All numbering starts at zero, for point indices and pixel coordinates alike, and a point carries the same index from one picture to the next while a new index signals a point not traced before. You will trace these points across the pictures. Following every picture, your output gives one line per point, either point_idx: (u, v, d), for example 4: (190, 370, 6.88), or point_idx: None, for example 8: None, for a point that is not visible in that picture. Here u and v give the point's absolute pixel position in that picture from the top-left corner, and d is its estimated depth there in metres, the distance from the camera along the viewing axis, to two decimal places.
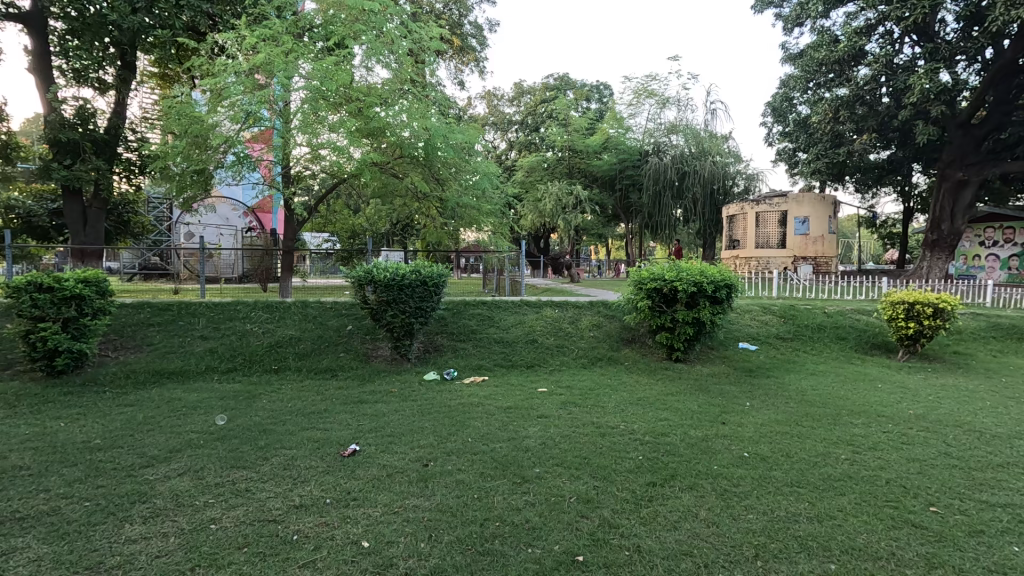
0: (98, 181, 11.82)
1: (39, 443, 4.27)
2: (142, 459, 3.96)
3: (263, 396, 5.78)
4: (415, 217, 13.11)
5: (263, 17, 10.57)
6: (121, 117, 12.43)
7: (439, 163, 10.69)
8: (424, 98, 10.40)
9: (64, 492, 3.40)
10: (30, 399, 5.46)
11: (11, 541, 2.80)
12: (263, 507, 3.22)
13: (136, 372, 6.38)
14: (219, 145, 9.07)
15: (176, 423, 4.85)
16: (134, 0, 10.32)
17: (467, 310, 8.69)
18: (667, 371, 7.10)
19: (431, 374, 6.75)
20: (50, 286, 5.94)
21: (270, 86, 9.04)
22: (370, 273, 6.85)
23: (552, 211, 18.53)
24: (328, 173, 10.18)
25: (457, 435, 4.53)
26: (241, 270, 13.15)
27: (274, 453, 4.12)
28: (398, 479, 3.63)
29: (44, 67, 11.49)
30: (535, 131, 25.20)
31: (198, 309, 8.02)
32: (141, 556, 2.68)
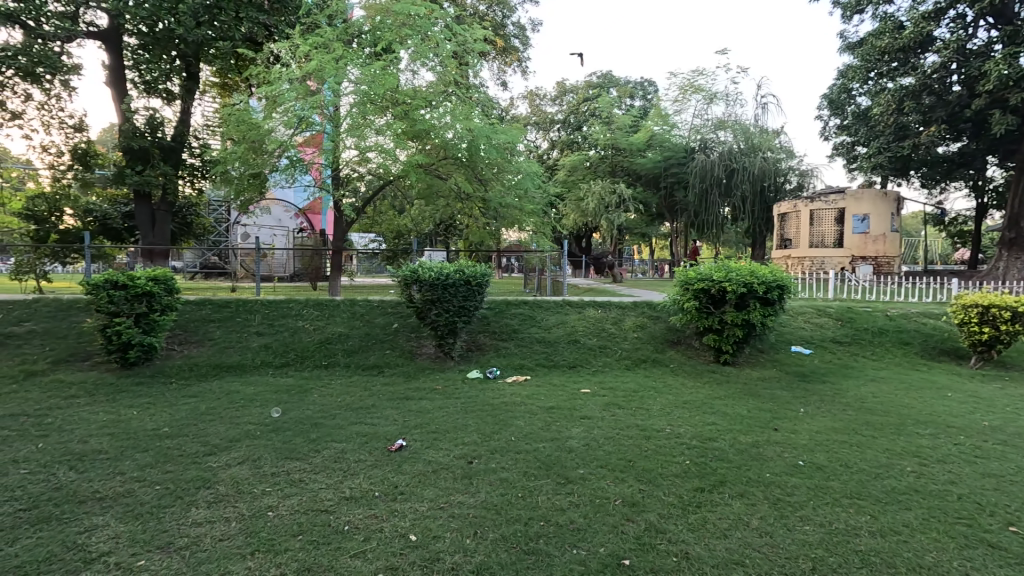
0: (165, 186, 12.66)
1: (114, 429, 4.61)
2: (205, 448, 4.20)
3: (315, 391, 6.01)
4: (458, 218, 13.30)
5: (314, 26, 10.98)
6: (186, 125, 13.24)
7: (482, 163, 10.81)
8: (467, 100, 10.53)
9: (137, 476, 3.65)
10: (107, 388, 5.89)
11: (93, 519, 3.04)
12: (316, 498, 3.35)
13: (198, 365, 6.76)
14: (274, 149, 9.50)
15: (236, 414, 5.12)
16: (198, 15, 10.99)
17: (510, 309, 8.74)
18: (714, 374, 6.90)
19: (474, 372, 6.83)
20: (124, 283, 6.39)
21: (321, 92, 9.38)
22: (415, 272, 7.01)
23: (595, 211, 18.34)
24: (375, 175, 10.49)
25: (500, 434, 4.57)
26: (292, 270, 13.73)
27: (325, 446, 4.28)
28: (443, 476, 3.70)
29: (118, 80, 12.37)
30: (578, 130, 24.99)
31: (254, 307, 8.43)
32: (206, 538, 2.84)
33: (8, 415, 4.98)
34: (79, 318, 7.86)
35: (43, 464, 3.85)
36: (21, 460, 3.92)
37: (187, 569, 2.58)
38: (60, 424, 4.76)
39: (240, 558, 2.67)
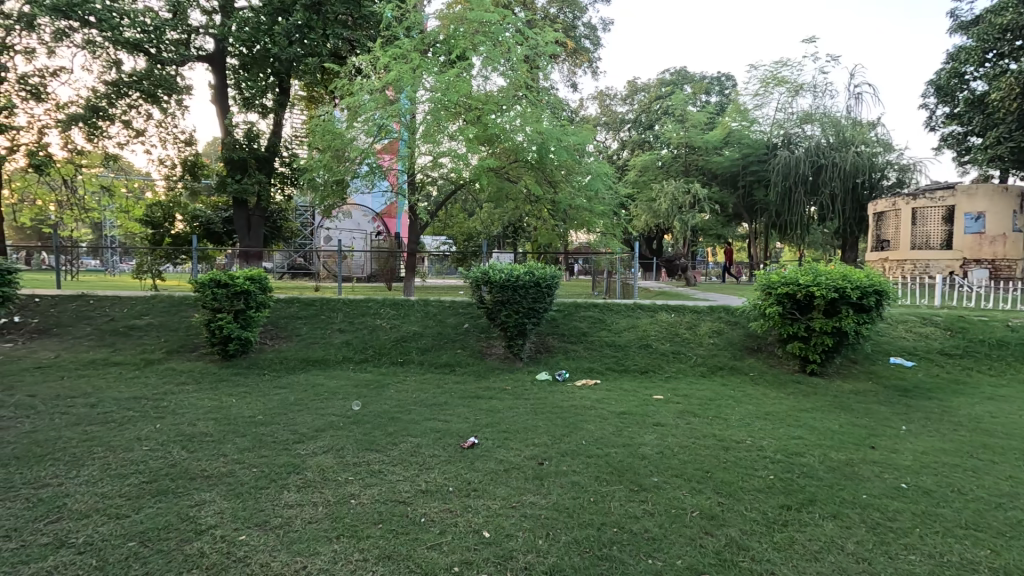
0: (260, 194, 13.79)
1: (218, 415, 5.08)
2: (295, 436, 4.51)
3: (391, 387, 6.28)
4: (527, 220, 13.41)
5: (391, 37, 11.52)
6: (278, 137, 14.33)
7: (552, 165, 10.84)
8: (537, 103, 10.59)
9: (237, 458, 4.00)
10: (210, 377, 6.50)
11: (202, 495, 3.37)
12: (394, 489, 3.49)
13: (288, 359, 7.28)
14: (356, 157, 10.05)
15: (321, 405, 5.47)
16: (291, 35, 11.89)
17: (579, 311, 8.65)
18: (800, 385, 6.45)
19: (544, 374, 6.85)
20: (226, 282, 7.02)
21: (399, 100, 9.82)
22: (487, 273, 7.13)
23: (667, 212, 17.73)
24: (447, 179, 10.80)
25: (571, 437, 4.54)
26: (369, 271, 14.41)
27: (402, 440, 4.46)
28: (515, 475, 3.73)
29: (222, 98, 13.64)
30: (649, 129, 24.38)
31: (337, 305, 8.97)
32: (297, 520, 3.05)
33: (131, 398, 5.62)
34: (187, 314, 8.72)
35: (161, 443, 4.31)
36: (143, 438, 4.42)
37: (281, 547, 2.77)
38: (172, 408, 5.29)
39: (327, 540, 2.84)
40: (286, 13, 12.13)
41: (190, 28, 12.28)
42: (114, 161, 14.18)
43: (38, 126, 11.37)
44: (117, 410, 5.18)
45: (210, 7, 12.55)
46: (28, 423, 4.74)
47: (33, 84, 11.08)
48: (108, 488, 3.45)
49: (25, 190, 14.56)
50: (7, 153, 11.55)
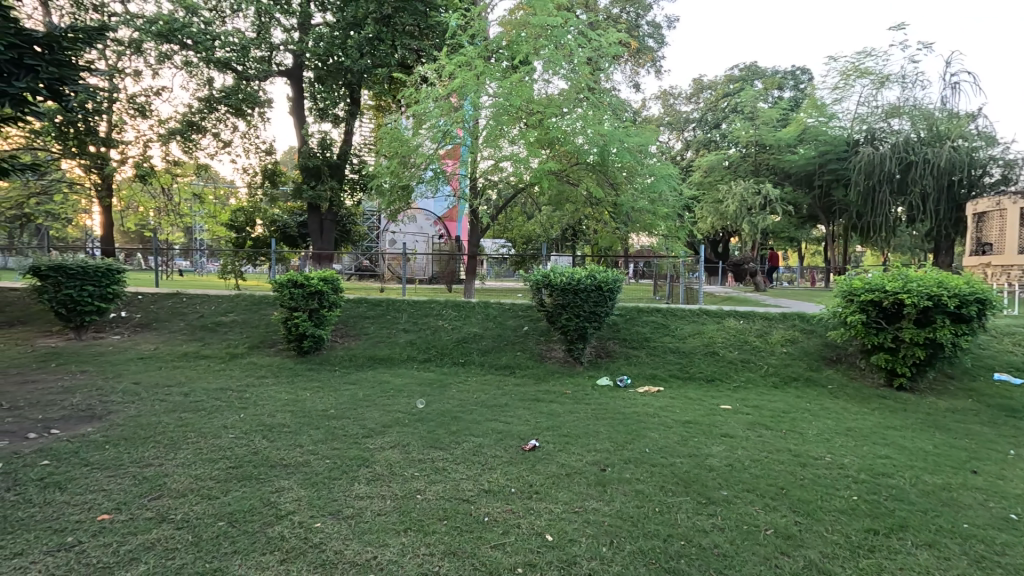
0: (332, 200, 14.56)
1: (294, 407, 5.40)
2: (364, 430, 4.72)
3: (453, 386, 6.43)
4: (587, 223, 13.29)
5: (455, 46, 11.79)
6: (349, 145, 15.07)
7: (614, 167, 10.64)
8: (598, 105, 10.46)
9: (311, 449, 4.23)
10: (287, 372, 6.92)
11: (282, 481, 3.60)
12: (458, 487, 3.57)
13: (356, 356, 7.62)
14: (421, 162, 10.39)
15: (388, 402, 5.68)
16: (362, 47, 12.46)
17: (640, 316, 8.46)
18: (886, 400, 5.95)
19: (604, 379, 6.75)
20: (301, 283, 7.47)
21: (463, 107, 10.11)
22: (548, 277, 7.12)
23: (735, 214, 16.98)
24: (508, 183, 10.90)
25: (633, 444, 4.43)
26: (430, 273, 14.79)
27: (464, 439, 4.54)
28: (577, 480, 3.70)
29: (299, 110, 14.53)
30: (715, 129, 23.48)
31: (401, 306, 9.27)
32: (367, 511, 3.19)
33: (219, 388, 6.09)
34: (266, 311, 9.34)
35: (245, 431, 4.64)
36: (229, 426, 4.78)
37: (353, 536, 2.90)
38: (254, 399, 5.69)
39: (395, 532, 2.95)
40: (358, 27, 12.74)
41: (273, 46, 13.19)
42: (205, 171, 15.43)
43: (143, 140, 12.61)
44: (207, 399, 5.63)
45: (290, 25, 13.41)
46: (134, 408, 5.26)
47: (140, 103, 12.30)
48: (200, 471, 3.76)
49: (130, 197, 16.18)
50: (118, 165, 12.88)
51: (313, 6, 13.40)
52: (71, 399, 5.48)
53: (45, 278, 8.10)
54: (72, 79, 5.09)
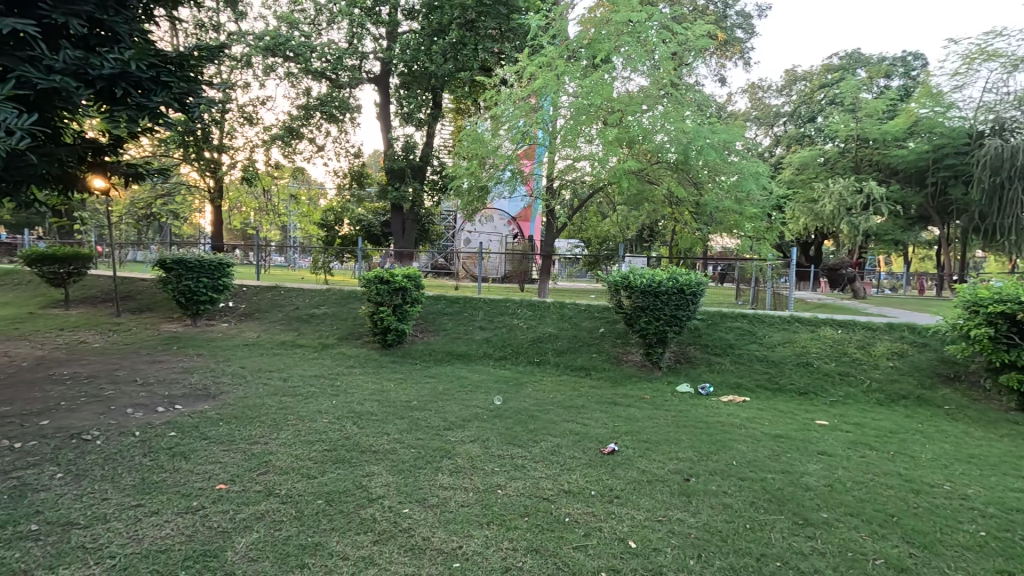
0: (414, 200, 15.18)
1: (380, 397, 5.70)
2: (445, 423, 4.88)
3: (529, 385, 6.48)
4: (666, 223, 12.86)
5: (535, 47, 11.81)
6: (430, 147, 15.64)
7: (697, 166, 10.21)
8: (682, 101, 10.06)
9: (397, 438, 4.44)
10: (372, 363, 7.32)
11: (371, 467, 3.80)
12: (537, 485, 3.59)
13: (435, 351, 7.90)
14: (500, 163, 10.54)
15: (466, 397, 5.84)
16: (446, 53, 12.87)
17: (724, 321, 8.05)
18: (1018, 426, 5.25)
19: (685, 386, 6.49)
20: (387, 279, 7.84)
21: (541, 107, 10.15)
22: (627, 278, 6.96)
23: (832, 214, 15.70)
24: (586, 182, 10.81)
25: (720, 455, 4.24)
26: (503, 272, 14.97)
27: (542, 438, 4.56)
28: (660, 488, 3.59)
29: (385, 114, 15.27)
30: (810, 122, 21.80)
31: (478, 303, 9.47)
32: (452, 502, 3.29)
33: (313, 376, 6.57)
34: (354, 305, 9.92)
35: (337, 417, 4.97)
36: (323, 411, 5.13)
37: (438, 524, 3.01)
38: (344, 388, 6.07)
39: (479, 524, 3.02)
40: (442, 33, 13.18)
41: (363, 54, 13.95)
42: (300, 173, 16.64)
43: (250, 146, 13.84)
44: (303, 385, 6.09)
45: (379, 34, 14.13)
46: (242, 390, 5.79)
47: (248, 112, 13.50)
48: (300, 451, 4.07)
49: (237, 198, 17.82)
50: (228, 169, 14.22)
51: (401, 14, 14.03)
52: (190, 379, 6.15)
53: (169, 270, 9.14)
54: (196, 92, 5.70)
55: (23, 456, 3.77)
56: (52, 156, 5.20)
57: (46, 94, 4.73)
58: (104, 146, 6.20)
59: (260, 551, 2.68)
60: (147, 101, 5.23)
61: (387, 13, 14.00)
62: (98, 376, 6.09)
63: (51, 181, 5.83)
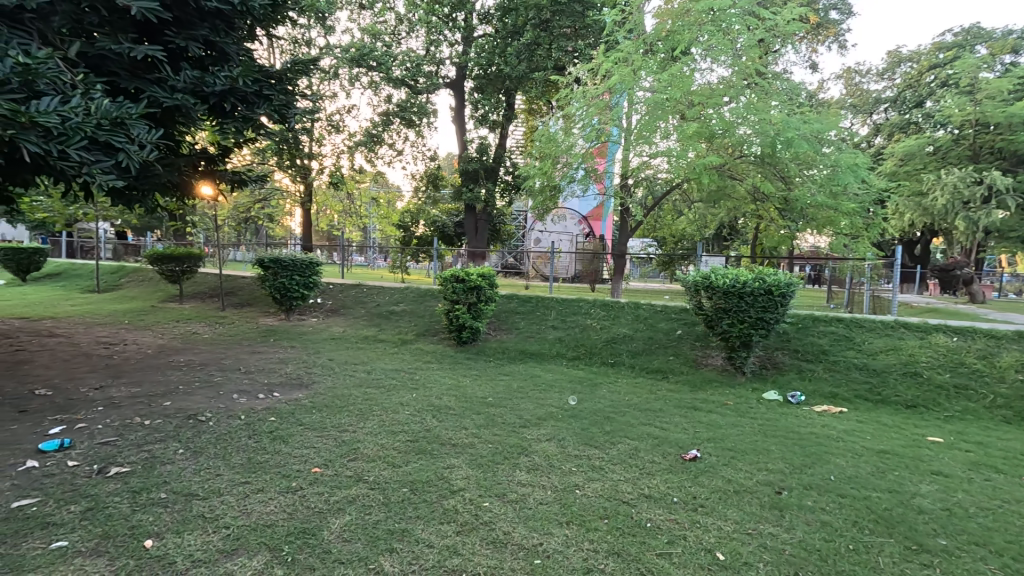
0: (487, 201, 15.46)
1: (456, 392, 5.85)
2: (522, 420, 4.92)
3: (603, 386, 6.39)
4: (749, 221, 12.16)
5: (611, 42, 11.60)
6: (503, 148, 15.87)
7: (786, 158, 9.58)
8: (769, 90, 9.48)
9: (475, 432, 4.54)
10: (448, 359, 7.54)
11: (452, 459, 3.92)
12: (617, 487, 3.53)
13: (508, 349, 8.01)
14: (572, 162, 10.44)
15: (541, 395, 5.85)
16: (520, 54, 12.98)
17: (815, 325, 7.48)
18: None
19: (772, 393, 6.10)
20: (462, 278, 8.03)
21: (616, 104, 9.93)
22: (708, 278, 6.63)
23: (944, 209, 14.11)
24: (662, 179, 10.48)
25: (814, 469, 3.94)
26: (573, 272, 14.84)
27: (620, 441, 4.47)
28: (748, 500, 3.40)
29: (460, 118, 15.66)
30: (917, 108, 19.68)
31: (551, 303, 9.45)
32: (531, 499, 3.31)
33: (394, 369, 6.88)
34: (430, 303, 10.28)
35: (418, 409, 5.16)
36: (405, 403, 5.36)
37: (518, 520, 3.04)
38: (423, 382, 6.30)
39: (559, 523, 3.02)
40: (517, 34, 13.32)
41: (439, 60, 14.40)
42: (380, 177, 17.47)
43: (336, 152, 14.73)
44: (386, 378, 6.40)
45: (455, 39, 14.52)
46: (331, 380, 6.19)
47: (334, 121, 14.37)
48: (386, 440, 4.27)
49: (324, 201, 19.04)
50: (316, 174, 15.23)
51: (476, 19, 14.35)
52: (286, 369, 6.66)
53: (266, 268, 9.95)
54: (292, 103, 6.15)
55: (151, 431, 4.26)
56: (172, 166, 5.80)
57: (169, 110, 5.28)
58: (212, 155, 6.85)
59: (353, 533, 2.84)
60: (251, 113, 5.73)
61: (462, 19, 14.42)
62: (209, 364, 6.77)
63: (173, 189, 6.55)
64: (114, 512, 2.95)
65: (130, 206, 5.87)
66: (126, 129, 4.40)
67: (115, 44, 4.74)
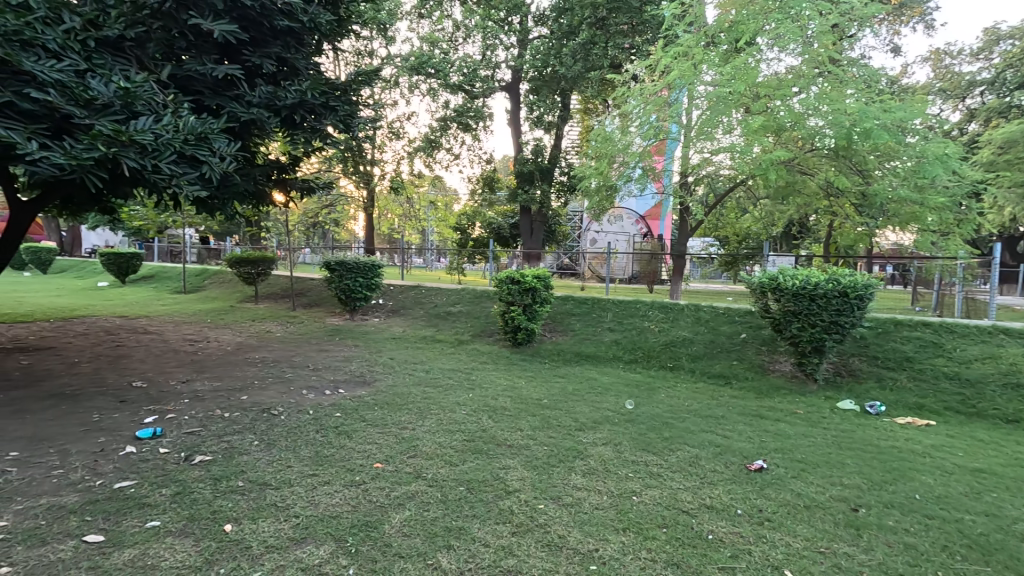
0: (542, 202, 15.46)
1: (512, 393, 5.89)
2: (577, 424, 4.88)
3: (662, 391, 6.21)
4: (822, 218, 11.41)
5: (670, 36, 11.28)
6: (558, 149, 15.83)
7: (863, 150, 8.94)
8: (844, 78, 8.86)
9: (530, 434, 4.55)
10: (504, 360, 7.60)
11: (507, 460, 3.95)
12: (676, 496, 3.42)
13: (564, 351, 7.97)
14: (630, 161, 10.21)
15: (597, 399, 5.78)
16: (576, 53, 12.89)
17: (898, 330, 6.91)
18: None
19: (848, 403, 5.69)
20: (517, 280, 8.08)
21: (675, 100, 9.64)
22: (775, 280, 6.30)
23: None
24: (724, 176, 10.06)
25: (897, 486, 3.64)
26: (630, 272, 14.54)
27: (679, 448, 4.33)
28: (821, 516, 3.20)
29: (516, 120, 15.75)
30: (1019, 90, 17.75)
31: (607, 304, 9.30)
32: (586, 503, 3.28)
33: (451, 369, 7.03)
34: (486, 304, 10.41)
35: (474, 409, 5.24)
36: (462, 403, 5.46)
37: (574, 524, 3.01)
38: (479, 382, 6.40)
39: (615, 530, 2.97)
40: (573, 34, 13.24)
41: (495, 63, 14.57)
42: (438, 181, 17.90)
43: (397, 158, 15.25)
44: (443, 378, 6.55)
45: (510, 42, 14.63)
46: (392, 379, 6.42)
47: (395, 128, 14.89)
48: (443, 438, 4.38)
49: (385, 206, 19.73)
50: (378, 180, 15.83)
51: (532, 21, 14.36)
52: (350, 367, 6.98)
53: (333, 270, 10.47)
54: (355, 113, 6.42)
55: (231, 423, 4.60)
56: (249, 176, 6.23)
57: (246, 124, 5.68)
58: (284, 165, 7.29)
59: (412, 528, 2.93)
60: (319, 125, 6.05)
61: (518, 22, 14.51)
62: (281, 361, 7.20)
63: (250, 197, 7.02)
64: (198, 497, 3.21)
65: (212, 214, 6.35)
66: (209, 144, 4.78)
67: (201, 65, 5.17)
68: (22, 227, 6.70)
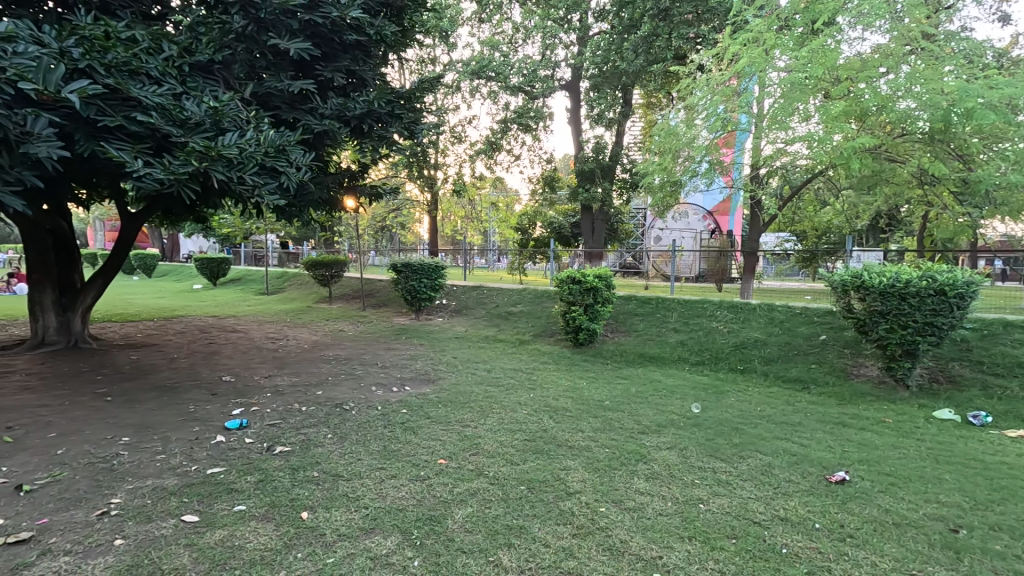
0: (604, 200, 15.23)
1: (572, 394, 5.85)
2: (640, 426, 4.76)
3: (732, 394, 5.94)
4: (914, 208, 10.42)
5: (739, 23, 10.74)
6: (620, 145, 15.52)
7: (963, 134, 8.08)
8: (941, 54, 8.03)
9: (591, 436, 4.51)
10: (566, 360, 7.56)
11: (567, 461, 3.93)
12: (747, 506, 3.26)
13: (626, 352, 7.81)
14: (696, 155, 9.81)
15: (661, 401, 5.61)
16: (638, 47, 12.58)
17: (1008, 333, 6.19)
18: None
19: (947, 412, 5.16)
20: (578, 280, 8.02)
21: (746, 89, 9.18)
22: (860, 277, 5.83)
23: None
24: (800, 167, 9.45)
25: (1005, 506, 3.27)
26: (697, 270, 14.01)
27: (751, 455, 4.12)
28: (913, 535, 2.93)
29: (577, 118, 15.61)
30: None
31: (672, 304, 9.00)
32: (649, 508, 3.20)
33: (512, 369, 7.10)
34: (547, 304, 10.40)
35: (535, 409, 5.26)
36: (522, 403, 5.49)
37: (636, 529, 2.95)
38: (541, 382, 6.41)
39: (680, 537, 2.88)
40: (634, 27, 12.93)
41: (555, 63, 14.53)
42: (499, 182, 18.10)
43: (459, 161, 15.59)
44: (504, 377, 6.62)
45: (570, 41, 14.53)
46: (455, 377, 6.58)
47: (458, 131, 15.23)
48: (504, 437, 4.43)
49: (448, 208, 20.21)
50: (441, 183, 16.26)
51: (592, 17, 14.24)
52: (415, 365, 7.22)
53: (399, 272, 10.88)
54: (419, 120, 6.63)
55: (307, 416, 4.91)
56: (323, 184, 6.60)
57: (319, 135, 6.03)
58: (354, 172, 7.65)
59: (474, 524, 2.99)
60: (385, 133, 6.30)
61: (578, 19, 14.38)
62: (351, 358, 7.58)
63: (324, 203, 7.44)
64: (278, 485, 3.45)
65: (290, 221, 6.79)
66: (287, 155, 5.12)
67: (279, 82, 5.54)
68: (131, 236, 7.50)
